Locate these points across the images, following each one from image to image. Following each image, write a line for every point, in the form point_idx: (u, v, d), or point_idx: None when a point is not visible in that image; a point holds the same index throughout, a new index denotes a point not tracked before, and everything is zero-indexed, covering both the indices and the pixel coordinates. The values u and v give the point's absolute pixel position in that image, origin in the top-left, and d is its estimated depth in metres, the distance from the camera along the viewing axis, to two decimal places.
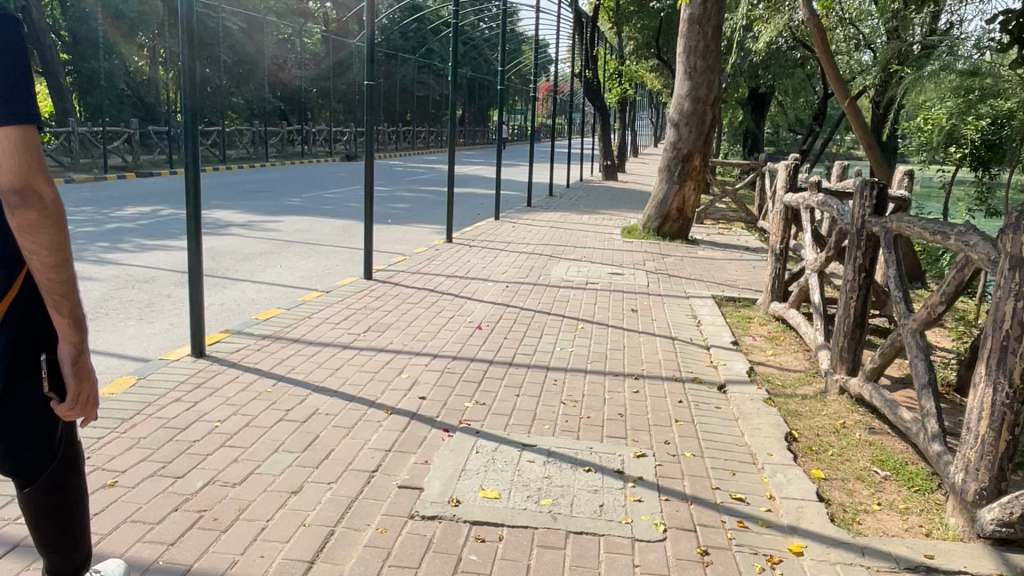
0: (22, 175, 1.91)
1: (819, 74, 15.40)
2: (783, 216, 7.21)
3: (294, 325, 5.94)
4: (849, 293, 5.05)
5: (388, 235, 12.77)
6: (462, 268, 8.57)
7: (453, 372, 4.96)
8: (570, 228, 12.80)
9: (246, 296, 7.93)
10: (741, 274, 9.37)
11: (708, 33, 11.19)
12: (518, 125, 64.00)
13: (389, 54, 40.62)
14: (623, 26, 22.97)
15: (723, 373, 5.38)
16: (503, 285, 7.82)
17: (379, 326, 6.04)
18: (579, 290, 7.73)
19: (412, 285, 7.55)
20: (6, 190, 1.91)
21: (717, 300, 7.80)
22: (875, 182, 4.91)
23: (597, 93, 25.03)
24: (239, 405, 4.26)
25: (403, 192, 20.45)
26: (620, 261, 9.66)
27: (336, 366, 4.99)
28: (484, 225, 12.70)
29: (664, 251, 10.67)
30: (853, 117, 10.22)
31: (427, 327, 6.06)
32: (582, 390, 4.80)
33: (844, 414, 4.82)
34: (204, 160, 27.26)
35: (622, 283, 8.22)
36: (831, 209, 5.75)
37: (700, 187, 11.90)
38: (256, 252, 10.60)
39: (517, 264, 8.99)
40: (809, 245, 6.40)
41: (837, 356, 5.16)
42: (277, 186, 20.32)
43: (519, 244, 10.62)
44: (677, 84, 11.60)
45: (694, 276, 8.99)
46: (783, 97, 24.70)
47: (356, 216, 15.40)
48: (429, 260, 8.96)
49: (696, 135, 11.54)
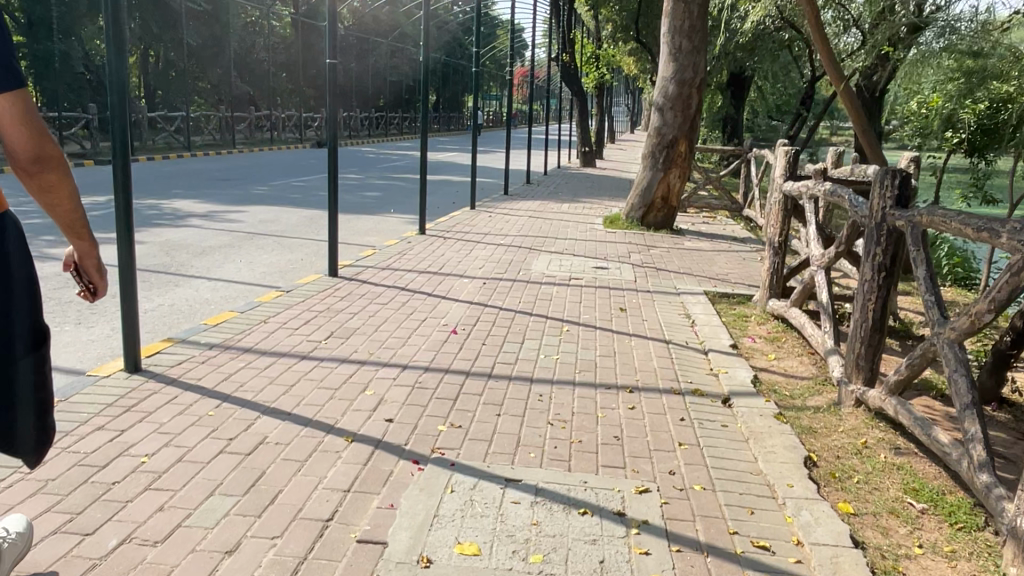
0: (36, 145, 2.07)
1: (805, 57, 14.93)
2: (781, 206, 6.69)
3: (247, 331, 5.31)
4: (866, 295, 4.52)
5: (359, 225, 12.13)
6: (436, 262, 7.98)
7: (425, 388, 4.37)
8: (551, 217, 12.23)
9: (200, 295, 7.27)
10: (732, 268, 8.87)
11: (694, 12, 10.63)
12: (494, 111, 63.26)
13: (361, 37, 39.67)
14: (601, 9, 22.37)
15: (725, 383, 4.85)
16: (481, 281, 7.24)
17: (343, 331, 5.45)
18: (562, 287, 7.17)
19: (381, 283, 6.95)
20: (24, 161, 2.07)
21: (710, 296, 7.28)
22: (897, 170, 4.37)
23: (574, 77, 24.44)
24: (173, 434, 3.64)
25: (375, 179, 19.78)
26: (604, 253, 9.13)
27: (291, 382, 4.38)
28: (459, 214, 12.11)
29: (650, 242, 10.14)
30: (847, 101, 9.74)
31: (397, 332, 5.47)
32: (571, 408, 4.24)
33: (863, 431, 4.31)
34: (168, 146, 26.31)
35: (608, 279, 7.67)
36: (842, 200, 5.21)
37: (686, 174, 11.37)
38: (215, 245, 9.91)
39: (495, 257, 8.43)
40: (813, 238, 5.87)
41: (852, 365, 4.64)
42: (244, 173, 19.53)
43: (498, 236, 10.03)
44: (662, 66, 11.04)
45: (683, 270, 8.47)
46: (763, 81, 24.27)
47: (325, 205, 14.72)
48: (401, 255, 8.35)
49: (681, 119, 10.99)
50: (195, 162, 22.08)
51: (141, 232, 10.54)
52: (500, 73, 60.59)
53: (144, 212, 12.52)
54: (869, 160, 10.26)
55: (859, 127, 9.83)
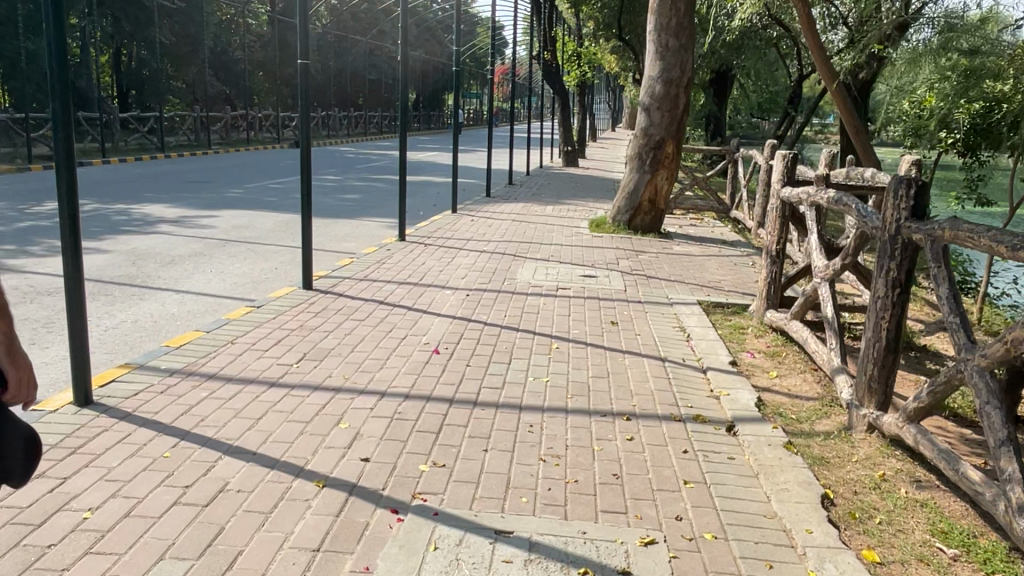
0: None
1: (792, 54, 14.70)
2: (779, 213, 6.39)
3: (213, 355, 4.91)
4: (879, 314, 4.21)
5: (337, 230, 11.73)
6: (416, 272, 7.61)
7: (405, 420, 4.01)
8: (535, 221, 11.89)
9: (165, 310, 6.84)
10: (724, 274, 8.57)
11: (681, 9, 10.32)
12: (474, 109, 62.91)
13: (338, 35, 39.12)
14: (582, 7, 22.07)
15: (728, 408, 4.52)
16: (464, 293, 6.89)
17: (317, 352, 5.07)
18: (550, 299, 6.83)
19: (358, 296, 6.57)
20: None
21: (704, 306, 6.97)
22: (912, 179, 4.06)
23: (555, 76, 24.12)
24: (122, 482, 3.25)
25: (354, 181, 19.38)
26: (591, 259, 8.80)
27: (258, 415, 4.00)
28: (440, 218, 11.73)
29: (638, 247, 9.83)
30: (840, 102, 9.52)
31: (374, 353, 5.10)
32: (564, 440, 3.89)
33: (879, 460, 4.00)
34: (141, 147, 25.70)
35: (597, 288, 7.33)
36: (849, 209, 4.90)
37: (674, 176, 11.06)
38: (185, 254, 9.47)
39: (478, 265, 8.07)
40: (815, 248, 5.56)
41: (864, 388, 4.33)
42: (218, 175, 19.03)
43: (481, 241, 9.67)
44: (648, 65, 10.73)
45: (673, 277, 8.16)
46: (745, 79, 24.08)
47: (302, 209, 14.30)
48: (380, 264, 7.98)
49: (668, 120, 10.67)
50: (169, 164, 21.56)
51: (108, 240, 10.07)
52: (480, 70, 60.24)
53: (112, 217, 12.04)
54: (861, 161, 10.05)
55: (851, 128, 9.61)
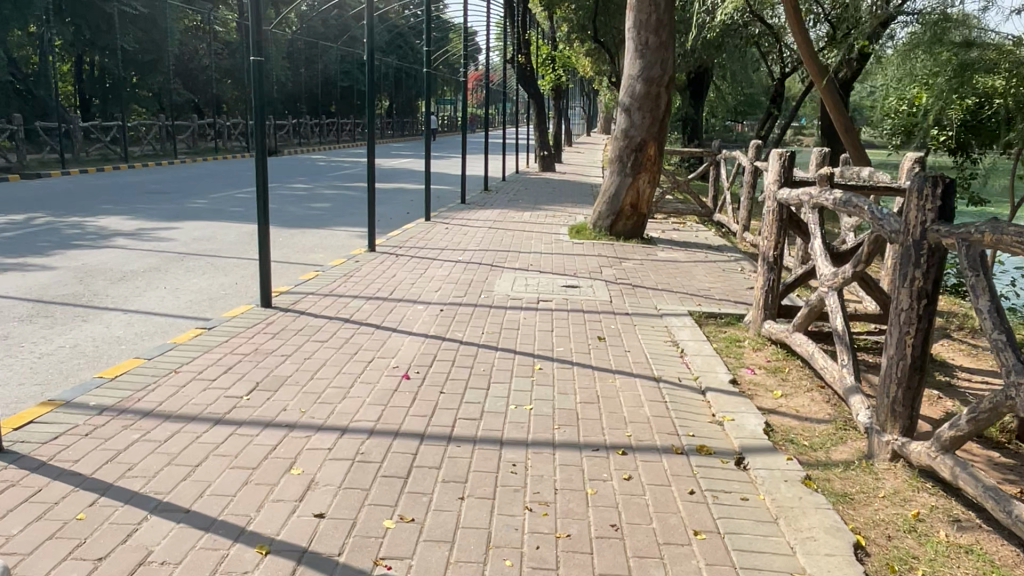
0: None
1: (773, 52, 14.38)
2: (776, 216, 5.91)
3: (151, 388, 4.33)
4: (904, 328, 3.73)
5: (303, 241, 11.14)
6: (386, 286, 7.08)
7: (369, 463, 3.47)
8: (512, 228, 11.38)
9: (109, 333, 6.24)
10: (713, 281, 8.11)
11: (660, 5, 9.90)
12: (448, 115, 62.43)
13: (308, 42, 38.47)
14: (555, 10, 21.61)
15: (734, 435, 4.02)
16: (438, 308, 6.36)
17: (273, 381, 4.52)
18: (531, 313, 6.32)
19: (322, 314, 6.02)
20: None
21: (696, 317, 6.50)
22: (939, 177, 3.58)
23: (530, 80, 23.68)
24: (19, 556, 2.68)
25: (325, 189, 18.79)
26: (573, 268, 8.30)
27: (197, 461, 3.44)
28: (413, 227, 11.19)
29: (621, 254, 9.35)
30: (829, 98, 9.15)
31: (336, 381, 4.55)
32: (553, 482, 3.38)
33: (910, 495, 3.53)
34: (104, 158, 24.89)
35: (581, 300, 6.82)
36: (860, 211, 4.41)
37: (656, 179, 10.60)
38: (139, 269, 8.84)
39: (453, 276, 7.56)
40: (821, 254, 5.08)
41: (886, 411, 3.87)
42: (184, 185, 18.36)
43: (457, 251, 9.14)
44: (627, 64, 10.29)
45: (661, 286, 7.69)
46: (721, 80, 23.78)
47: (268, 219, 13.69)
48: (348, 277, 7.43)
49: (650, 121, 10.22)
50: (132, 175, 20.81)
51: (56, 256, 9.42)
52: (454, 76, 59.75)
53: (64, 231, 11.36)
54: (851, 160, 9.69)
55: (840, 126, 9.28)
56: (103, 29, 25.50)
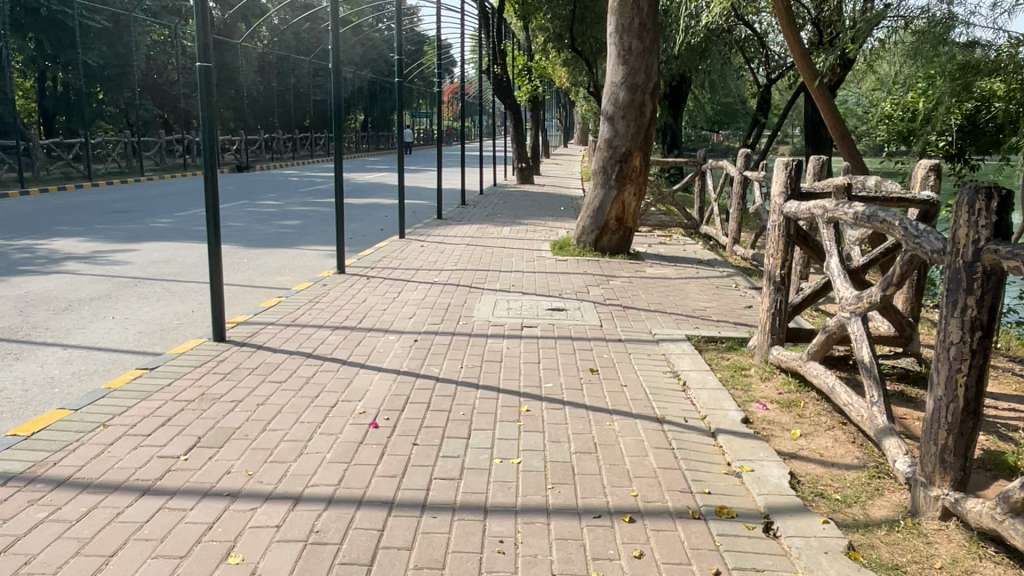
0: None
1: (756, 58, 13.99)
2: (782, 231, 5.35)
3: (71, 449, 3.70)
4: (954, 365, 3.18)
5: (269, 263, 10.48)
6: (355, 313, 6.46)
7: (325, 545, 2.87)
8: (491, 244, 10.81)
9: (41, 373, 5.57)
10: (707, 299, 7.57)
11: (643, 9, 9.43)
12: (423, 129, 62.02)
13: (280, 56, 37.86)
14: (531, 19, 21.19)
15: (757, 491, 3.46)
16: (412, 338, 5.76)
17: (218, 434, 3.91)
18: (516, 342, 5.73)
19: (281, 348, 5.40)
20: None
21: (695, 343, 5.95)
22: (994, 190, 3.03)
23: (506, 91, 23.25)
24: None
25: (296, 205, 18.14)
26: (557, 288, 7.73)
27: (113, 549, 2.82)
28: (387, 245, 10.58)
29: (607, 271, 8.81)
30: (824, 105, 8.71)
31: (292, 433, 3.94)
32: (549, 565, 2.78)
33: (972, 566, 2.97)
34: (66, 176, 24.04)
35: (569, 325, 6.25)
36: (891, 228, 3.85)
37: (642, 191, 10.08)
38: (86, 297, 8.15)
39: (428, 301, 6.96)
40: (840, 275, 4.53)
41: (933, 461, 3.30)
42: (148, 203, 17.64)
43: (433, 271, 8.55)
44: (610, 71, 9.79)
45: (652, 306, 7.14)
46: (701, 89, 23.42)
47: (233, 238, 13.00)
48: (313, 304, 6.81)
49: (634, 130, 9.71)
50: (95, 194, 19.98)
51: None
52: (429, 89, 59.21)
53: (12, 255, 10.62)
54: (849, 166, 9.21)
55: (834, 132, 8.82)
56: (65, 44, 24.56)
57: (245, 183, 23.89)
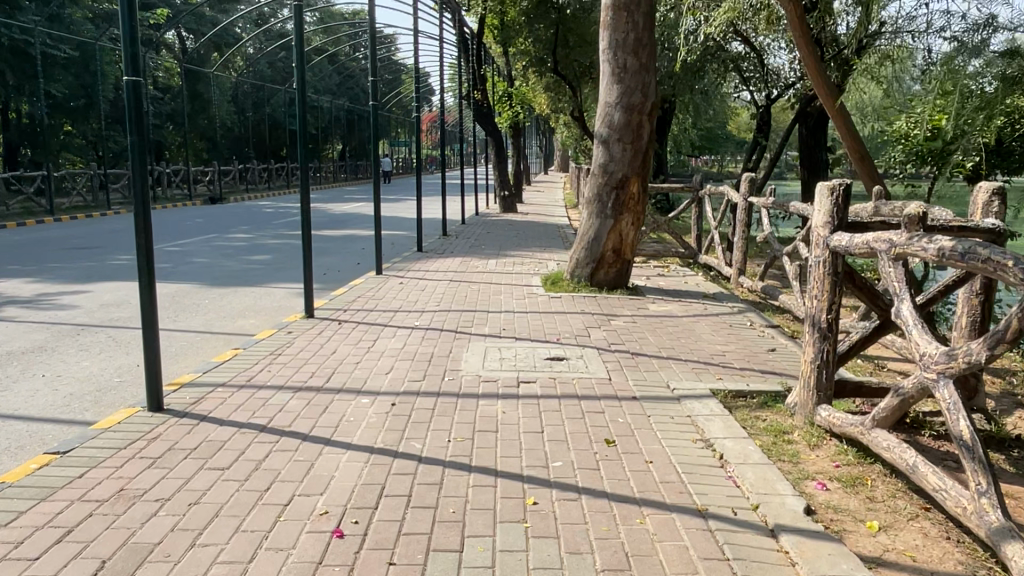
0: None
1: (752, 78, 13.32)
2: (828, 270, 4.49)
3: None
4: None
5: (232, 304, 9.51)
6: (322, 369, 5.51)
7: None
8: (476, 280, 9.92)
9: None
10: (722, 342, 6.73)
11: (638, 24, 8.71)
12: (402, 158, 61.47)
13: (254, 86, 36.97)
14: (513, 43, 20.50)
15: None
16: (390, 401, 4.84)
17: (131, 555, 2.96)
18: (513, 404, 4.82)
19: (229, 421, 4.44)
20: None
21: (723, 400, 5.07)
22: None
23: (487, 118, 22.52)
24: None
25: (268, 238, 17.16)
26: (554, 332, 6.83)
27: None
28: (363, 282, 9.66)
29: (607, 309, 7.96)
30: (841, 120, 7.95)
31: (229, 550, 3.00)
32: None
33: None
34: (27, 211, 22.79)
35: (573, 379, 5.35)
36: (1005, 273, 3.00)
37: (640, 220, 9.26)
38: (15, 351, 7.13)
39: (409, 351, 6.04)
40: (915, 323, 3.67)
41: None
42: (108, 239, 16.59)
43: (413, 313, 7.65)
44: (603, 91, 9.01)
45: (664, 352, 6.27)
46: (688, 114, 22.83)
47: (196, 277, 12.00)
48: (273, 358, 5.86)
49: (631, 154, 8.90)
50: (54, 229, 18.83)
51: None
52: (406, 117, 58.70)
53: None
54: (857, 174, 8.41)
55: (853, 154, 8.12)
56: (29, 74, 23.39)
57: (215, 215, 22.86)
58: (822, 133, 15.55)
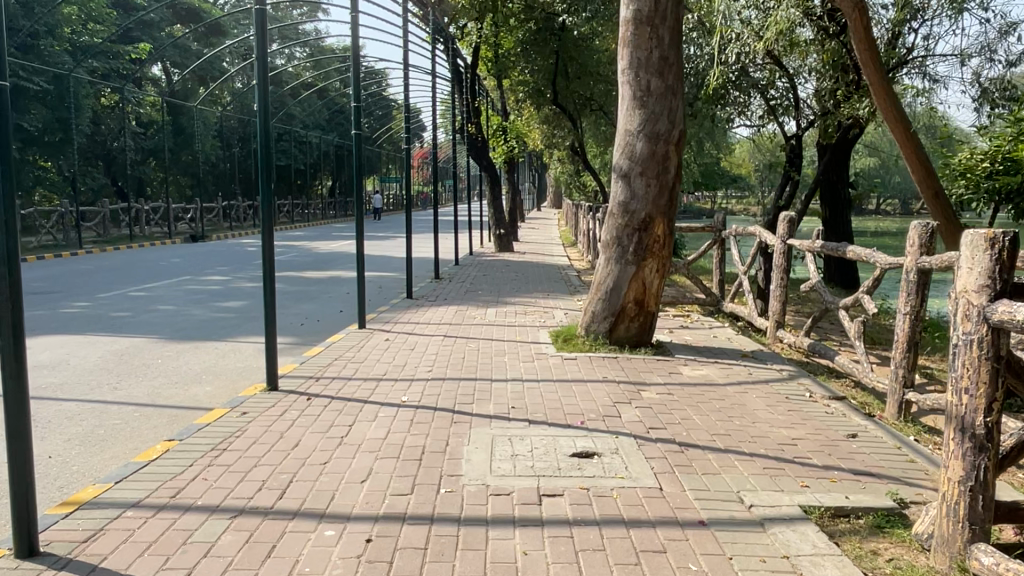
0: None
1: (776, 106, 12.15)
2: (986, 350, 3.14)
3: None
4: None
5: (188, 365, 8.08)
6: (277, 476, 4.14)
7: None
8: (474, 334, 8.56)
9: None
10: (788, 425, 5.35)
11: (664, 40, 7.50)
12: (393, 195, 60.47)
13: (241, 122, 35.85)
14: (510, 74, 19.42)
15: None
16: (368, 534, 3.45)
17: None
18: (535, 537, 3.44)
19: None
20: None
21: (822, 523, 3.70)
22: None
23: (482, 152, 21.35)
24: None
25: (244, 281, 15.76)
26: (578, 411, 5.47)
27: None
28: (343, 339, 8.27)
29: (635, 376, 6.59)
30: (914, 152, 6.75)
31: None
32: None
33: None
34: None
35: (613, 491, 3.99)
36: None
37: (665, 267, 7.95)
38: None
39: (393, 444, 4.66)
40: None
41: None
42: (69, 282, 15.12)
43: (399, 383, 6.26)
44: (622, 117, 7.76)
45: (721, 441, 4.91)
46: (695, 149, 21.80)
47: (156, 328, 10.56)
48: (214, 456, 4.45)
49: (656, 190, 7.63)
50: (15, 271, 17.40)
51: None
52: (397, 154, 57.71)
53: None
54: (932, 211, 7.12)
55: (926, 191, 6.91)
56: None
57: (192, 255, 21.45)
58: (845, 168, 14.45)
